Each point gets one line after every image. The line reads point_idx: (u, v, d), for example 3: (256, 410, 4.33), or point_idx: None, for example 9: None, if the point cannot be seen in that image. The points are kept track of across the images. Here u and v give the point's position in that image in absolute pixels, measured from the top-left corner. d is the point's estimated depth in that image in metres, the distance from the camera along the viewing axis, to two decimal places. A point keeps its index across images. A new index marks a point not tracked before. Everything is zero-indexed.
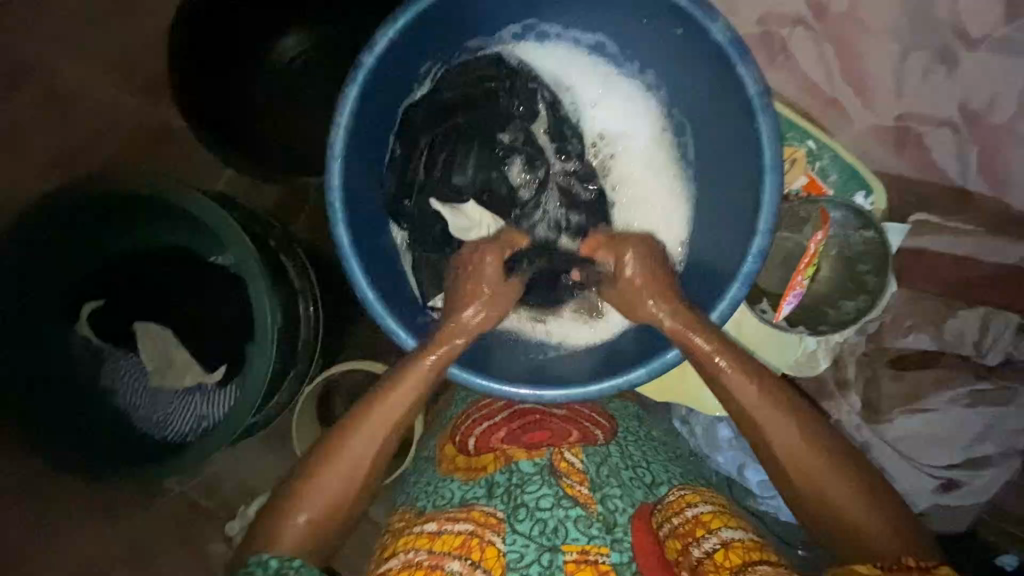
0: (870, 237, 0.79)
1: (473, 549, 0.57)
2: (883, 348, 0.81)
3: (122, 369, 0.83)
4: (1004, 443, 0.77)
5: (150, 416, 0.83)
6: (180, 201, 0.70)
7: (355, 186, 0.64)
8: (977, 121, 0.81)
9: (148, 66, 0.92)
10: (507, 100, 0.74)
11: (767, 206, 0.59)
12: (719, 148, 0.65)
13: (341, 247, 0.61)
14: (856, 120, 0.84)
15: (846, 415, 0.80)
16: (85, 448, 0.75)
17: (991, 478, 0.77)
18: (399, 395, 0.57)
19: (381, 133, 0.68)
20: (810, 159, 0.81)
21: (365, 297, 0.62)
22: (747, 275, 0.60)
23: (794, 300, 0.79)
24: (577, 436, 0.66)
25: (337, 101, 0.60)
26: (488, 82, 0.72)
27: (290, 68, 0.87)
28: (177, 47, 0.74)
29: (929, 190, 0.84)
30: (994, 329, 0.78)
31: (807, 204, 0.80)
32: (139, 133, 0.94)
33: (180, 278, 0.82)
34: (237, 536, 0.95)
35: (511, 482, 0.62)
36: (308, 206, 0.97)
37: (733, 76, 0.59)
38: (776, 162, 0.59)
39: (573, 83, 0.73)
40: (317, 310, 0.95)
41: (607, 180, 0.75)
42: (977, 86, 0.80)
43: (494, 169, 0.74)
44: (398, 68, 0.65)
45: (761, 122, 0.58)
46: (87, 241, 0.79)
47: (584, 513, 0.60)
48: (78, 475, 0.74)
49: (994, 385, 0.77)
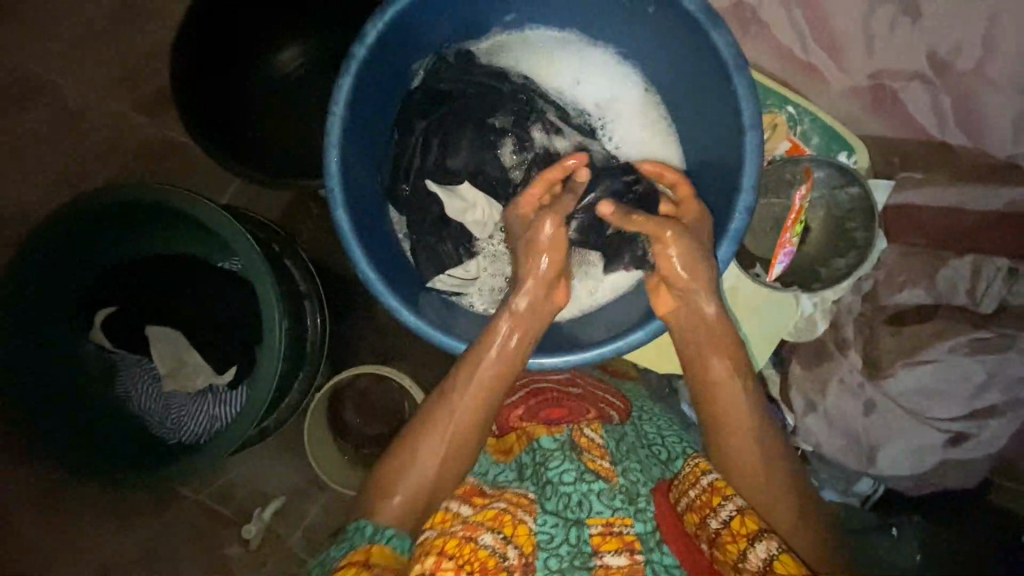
0: (855, 192, 0.94)
1: (506, 522, 0.64)
2: (880, 307, 0.95)
3: (134, 375, 1.03)
4: (1008, 392, 0.90)
5: (162, 418, 1.03)
6: (189, 208, 0.85)
7: (350, 168, 0.83)
8: (945, 70, 0.90)
9: (156, 82, 1.10)
10: (507, 94, 0.94)
11: (749, 167, 0.76)
12: (703, 112, 0.85)
13: (342, 230, 0.80)
14: (832, 85, 0.97)
15: (850, 372, 0.95)
16: (85, 452, 0.89)
17: (999, 428, 0.91)
18: (486, 367, 0.73)
19: (374, 118, 0.89)
20: (791, 124, 0.96)
21: (367, 278, 0.81)
22: (737, 231, 0.77)
23: (785, 256, 0.94)
24: (595, 414, 0.79)
25: (332, 93, 0.80)
26: (484, 77, 0.94)
27: (290, 78, 1.08)
28: (180, 43, 0.89)
29: (908, 147, 0.95)
30: (986, 276, 0.91)
31: (790, 165, 0.96)
32: (150, 149, 1.11)
33: (172, 278, 0.99)
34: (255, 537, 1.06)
35: (536, 461, 0.72)
36: (312, 214, 1.12)
37: (708, 41, 0.77)
38: (755, 121, 0.76)
39: (558, 63, 0.96)
40: (324, 318, 1.05)
41: (609, 141, 0.96)
42: (941, 36, 0.89)
43: (486, 149, 0.93)
44: (382, 64, 0.85)
45: (737, 79, 0.76)
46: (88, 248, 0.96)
47: (606, 486, 0.68)
48: (84, 474, 0.88)
49: (993, 334, 0.89)
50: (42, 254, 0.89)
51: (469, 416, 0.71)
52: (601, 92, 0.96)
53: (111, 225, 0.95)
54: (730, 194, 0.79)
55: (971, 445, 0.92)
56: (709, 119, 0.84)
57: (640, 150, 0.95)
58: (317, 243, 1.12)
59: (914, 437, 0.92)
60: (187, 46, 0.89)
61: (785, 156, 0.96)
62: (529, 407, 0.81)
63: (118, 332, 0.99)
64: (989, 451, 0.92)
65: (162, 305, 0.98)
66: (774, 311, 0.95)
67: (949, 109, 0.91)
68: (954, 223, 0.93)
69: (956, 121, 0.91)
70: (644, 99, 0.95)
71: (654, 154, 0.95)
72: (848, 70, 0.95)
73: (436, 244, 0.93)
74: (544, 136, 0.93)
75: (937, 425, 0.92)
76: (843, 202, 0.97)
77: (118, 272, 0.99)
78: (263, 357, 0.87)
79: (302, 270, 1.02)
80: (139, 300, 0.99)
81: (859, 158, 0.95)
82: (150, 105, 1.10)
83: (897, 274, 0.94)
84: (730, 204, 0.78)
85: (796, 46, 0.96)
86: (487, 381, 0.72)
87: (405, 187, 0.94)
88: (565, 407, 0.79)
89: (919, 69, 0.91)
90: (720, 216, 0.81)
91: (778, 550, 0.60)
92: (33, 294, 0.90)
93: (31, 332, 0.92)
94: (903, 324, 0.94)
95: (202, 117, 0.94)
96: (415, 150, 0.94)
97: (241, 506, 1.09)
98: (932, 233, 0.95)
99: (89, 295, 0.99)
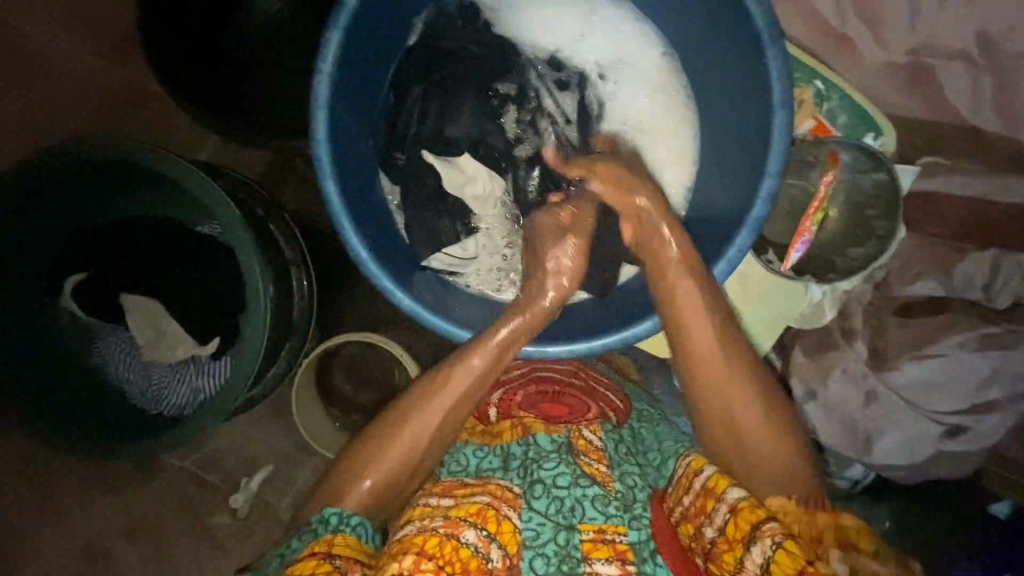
0: (881, 179, 0.85)
1: (489, 518, 0.58)
2: (890, 297, 0.86)
3: (112, 346, 0.90)
4: (1011, 388, 0.82)
5: (144, 391, 0.90)
6: (167, 169, 0.74)
7: (339, 136, 0.73)
8: (993, 50, 0.81)
9: (118, 21, 0.95)
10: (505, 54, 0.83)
11: (778, 149, 0.66)
12: (729, 84, 0.74)
13: (332, 203, 0.70)
14: (865, 59, 0.86)
15: (853, 364, 0.86)
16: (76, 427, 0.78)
17: (998, 424, 0.83)
18: (468, 365, 0.66)
19: (369, 83, 0.78)
20: (819, 101, 0.85)
21: (360, 255, 0.71)
22: (756, 221, 0.68)
23: (801, 247, 0.85)
24: (595, 414, 0.72)
25: (320, 48, 0.69)
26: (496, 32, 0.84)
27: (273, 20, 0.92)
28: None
29: (940, 130, 0.87)
30: (1004, 273, 0.82)
31: (814, 146, 0.85)
32: (116, 96, 0.97)
33: (161, 243, 0.88)
34: (241, 508, 0.98)
35: (528, 457, 0.65)
36: (298, 174, 1.00)
37: (741, 6, 0.66)
38: (786, 99, 0.66)
39: (556, 21, 0.84)
40: (310, 284, 0.93)
41: (612, 111, 0.84)
42: (995, 13, 0.79)
43: (490, 117, 0.83)
44: (375, 18, 0.73)
45: (771, 54, 0.65)
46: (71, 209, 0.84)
47: (602, 491, 0.62)
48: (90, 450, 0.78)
49: (1003, 329, 0.81)
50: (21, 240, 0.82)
51: (443, 407, 0.65)
52: (606, 51, 0.84)
53: (86, 184, 0.82)
54: (752, 179, 0.69)
55: (969, 438, 0.84)
56: (736, 92, 0.73)
57: (642, 123, 0.83)
58: (302, 207, 1.01)
59: (917, 428, 0.85)
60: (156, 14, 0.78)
61: (808, 136, 0.85)
62: (526, 397, 0.74)
63: (98, 299, 0.88)
64: (989, 446, 0.84)
65: (162, 282, 0.87)
66: (779, 301, 0.87)
67: (989, 90, 0.83)
68: (979, 214, 0.84)
69: (993, 104, 0.83)
70: (663, 61, 0.82)
71: (675, 124, 0.83)
72: (886, 43, 0.85)
73: (432, 220, 0.82)
74: (553, 94, 0.84)
75: (934, 418, 0.84)
76: (865, 189, 0.87)
77: (97, 230, 0.87)
78: (248, 323, 0.77)
79: (287, 235, 0.90)
80: (125, 272, 0.88)
81: (886, 141, 0.85)
82: (113, 49, 0.96)
83: (911, 265, 0.85)
84: (751, 188, 0.69)
85: (831, 13, 0.86)
86: (473, 377, 0.66)
87: (399, 155, 0.83)
88: (564, 403, 0.72)
89: (962, 46, 0.82)
90: (740, 197, 0.72)
91: (781, 538, 0.51)
92: (24, 289, 0.85)
93: (19, 319, 0.84)
94: (913, 316, 0.85)
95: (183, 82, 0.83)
96: (411, 113, 0.82)
97: (228, 473, 1.01)
98: (952, 222, 0.85)
99: (66, 257, 0.87)
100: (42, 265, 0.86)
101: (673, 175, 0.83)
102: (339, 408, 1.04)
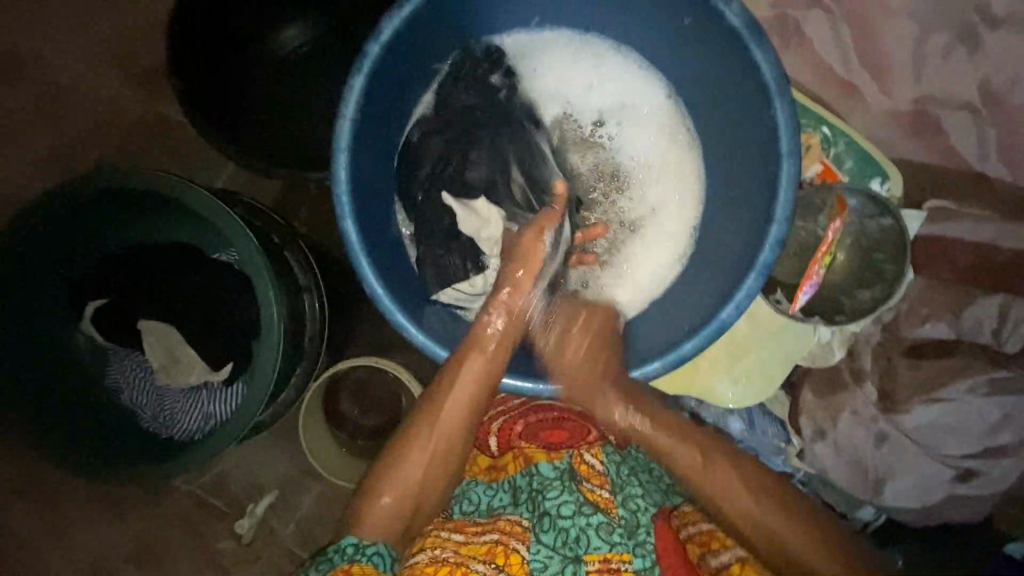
0: (888, 224, 0.86)
1: (499, 554, 0.61)
2: (899, 337, 0.87)
3: (128, 367, 0.92)
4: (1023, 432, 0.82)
5: (156, 416, 0.92)
6: (191, 201, 0.77)
7: (359, 174, 0.75)
8: (996, 102, 0.84)
9: (149, 57, 0.99)
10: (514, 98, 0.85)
11: (784, 195, 0.68)
12: (734, 133, 0.76)
13: (349, 240, 0.72)
14: (873, 107, 0.88)
15: (862, 404, 0.87)
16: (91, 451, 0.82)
17: (1008, 469, 0.83)
18: (471, 379, 0.68)
19: (390, 120, 0.81)
20: (826, 146, 0.87)
21: (373, 290, 0.73)
22: (764, 265, 0.69)
23: (810, 289, 0.83)
24: (596, 436, 0.73)
25: (343, 93, 0.72)
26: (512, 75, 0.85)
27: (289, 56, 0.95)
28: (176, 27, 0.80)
29: (946, 172, 0.88)
30: (1013, 317, 0.83)
31: (823, 192, 0.86)
32: (142, 127, 1.00)
33: (169, 261, 0.88)
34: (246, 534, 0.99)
35: (533, 488, 0.67)
36: (314, 203, 1.02)
37: (751, 60, 0.69)
38: (793, 150, 0.68)
39: (567, 70, 0.86)
40: (325, 310, 0.95)
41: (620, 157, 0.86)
42: (996, 68, 0.83)
43: (507, 157, 0.84)
44: (400, 61, 0.77)
45: (778, 108, 0.68)
46: (90, 228, 0.86)
47: (605, 519, 0.64)
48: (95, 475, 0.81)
49: (1012, 374, 0.82)
50: (24, 248, 0.80)
51: (452, 422, 0.67)
52: (613, 98, 0.86)
53: (110, 209, 0.85)
54: (758, 225, 0.71)
55: (979, 483, 0.84)
56: (743, 142, 0.75)
57: (648, 168, 0.85)
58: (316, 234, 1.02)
59: (926, 471, 0.85)
60: (183, 39, 0.80)
61: (817, 179, 0.87)
62: (530, 426, 0.74)
63: (110, 321, 0.88)
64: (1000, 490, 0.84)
65: (161, 283, 0.87)
66: (788, 340, 0.88)
67: (994, 140, 0.85)
68: (986, 259, 0.85)
69: (997, 153, 0.85)
70: (666, 105, 0.85)
71: (682, 169, 0.84)
72: (891, 93, 0.87)
73: (443, 258, 0.82)
74: (560, 142, 0.86)
75: (943, 461, 0.84)
76: (873, 233, 0.88)
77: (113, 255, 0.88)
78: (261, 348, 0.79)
79: (302, 261, 0.91)
80: (138, 287, 0.87)
81: (893, 185, 0.86)
82: (143, 83, 1.00)
83: (920, 307, 0.86)
84: (758, 234, 0.70)
85: (836, 63, 0.88)
86: (478, 390, 0.68)
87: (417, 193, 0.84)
88: (563, 430, 0.73)
89: (966, 98, 0.84)
90: (746, 240, 0.73)
91: None
92: (24, 289, 0.83)
93: (22, 322, 0.85)
94: (921, 358, 0.85)
95: (202, 108, 0.84)
96: (430, 152, 0.84)
97: (235, 498, 1.02)
98: (961, 267, 0.86)
99: (85, 276, 0.89)
100: (47, 267, 0.85)
101: (678, 214, 0.84)
102: (347, 432, 1.05)
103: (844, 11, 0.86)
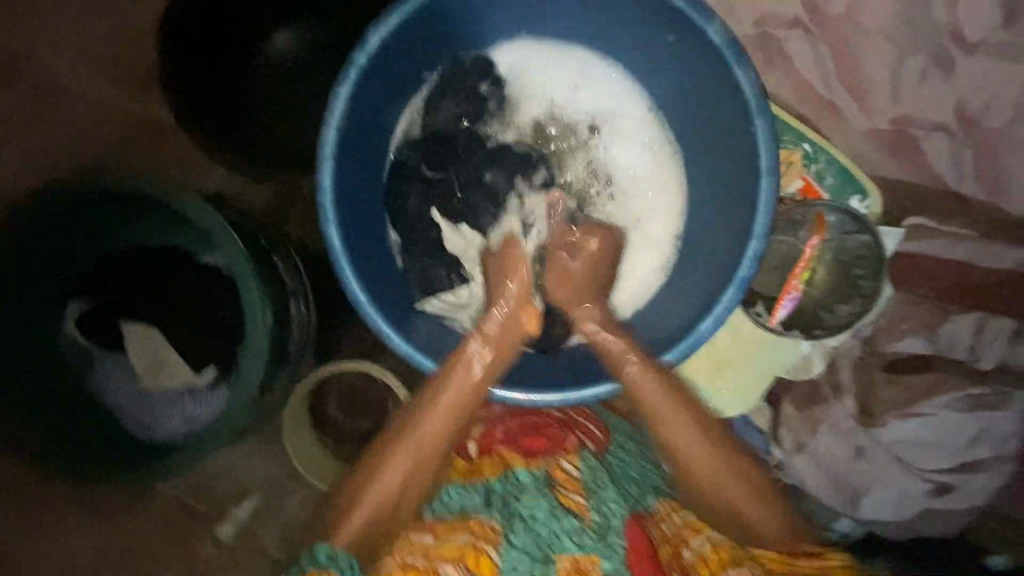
0: (866, 241, 0.87)
1: (470, 557, 0.60)
2: (878, 351, 0.88)
3: (111, 371, 0.90)
4: (999, 448, 0.83)
5: (138, 419, 0.89)
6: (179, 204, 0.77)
7: (344, 181, 0.76)
8: (973, 124, 0.85)
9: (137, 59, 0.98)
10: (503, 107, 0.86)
11: (764, 210, 0.70)
12: (718, 148, 0.78)
13: (334, 248, 0.72)
14: (854, 126, 0.89)
15: (844, 418, 0.87)
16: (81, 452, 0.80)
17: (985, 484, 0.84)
18: (449, 391, 0.69)
19: (376, 129, 0.81)
20: (807, 161, 0.88)
21: (357, 298, 0.73)
22: (743, 278, 0.70)
23: (788, 303, 0.89)
24: (574, 444, 0.72)
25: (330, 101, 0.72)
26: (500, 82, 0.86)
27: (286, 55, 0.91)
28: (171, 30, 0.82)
29: (924, 194, 0.89)
30: (988, 334, 0.84)
31: (802, 207, 0.88)
32: (127, 128, 0.99)
33: (158, 260, 0.88)
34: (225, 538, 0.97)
35: (507, 491, 0.66)
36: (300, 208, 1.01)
37: (732, 76, 0.71)
38: (772, 168, 0.70)
39: (553, 80, 0.86)
40: (311, 315, 0.95)
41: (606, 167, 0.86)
42: (973, 92, 0.84)
43: (494, 162, 0.84)
44: (388, 70, 0.77)
45: (758, 124, 0.70)
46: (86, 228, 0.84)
47: (578, 523, 0.63)
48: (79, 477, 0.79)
49: (988, 390, 0.83)
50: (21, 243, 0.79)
51: (428, 435, 0.68)
52: (600, 109, 0.86)
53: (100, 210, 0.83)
54: (739, 240, 0.72)
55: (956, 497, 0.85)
56: (725, 155, 0.76)
57: (634, 178, 0.85)
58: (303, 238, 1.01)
59: (906, 483, 0.85)
60: None
61: (797, 195, 0.89)
62: (509, 433, 0.74)
63: (98, 324, 0.89)
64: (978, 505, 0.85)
65: (161, 283, 0.89)
66: (769, 350, 0.89)
67: (970, 162, 0.86)
68: (963, 277, 0.86)
69: (974, 173, 0.86)
70: (651, 117, 0.85)
71: (666, 179, 0.85)
72: (872, 111, 0.88)
73: (429, 266, 0.83)
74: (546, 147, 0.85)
75: (922, 475, 0.85)
76: (851, 249, 0.89)
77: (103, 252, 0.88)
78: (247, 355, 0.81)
79: (289, 266, 0.92)
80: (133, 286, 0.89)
81: (872, 203, 0.88)
82: (129, 85, 0.99)
83: (898, 321, 0.87)
84: (740, 248, 0.71)
85: (819, 82, 0.89)
86: (454, 403, 0.68)
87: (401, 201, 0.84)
88: (544, 437, 0.73)
89: (944, 119, 0.86)
90: (729, 254, 0.74)
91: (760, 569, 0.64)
92: (24, 289, 0.83)
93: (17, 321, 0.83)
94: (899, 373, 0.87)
95: None
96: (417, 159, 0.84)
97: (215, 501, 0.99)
98: (940, 283, 0.87)
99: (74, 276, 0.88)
100: (42, 266, 0.84)
101: (665, 224, 0.84)
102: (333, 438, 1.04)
103: (826, 32, 0.87)
